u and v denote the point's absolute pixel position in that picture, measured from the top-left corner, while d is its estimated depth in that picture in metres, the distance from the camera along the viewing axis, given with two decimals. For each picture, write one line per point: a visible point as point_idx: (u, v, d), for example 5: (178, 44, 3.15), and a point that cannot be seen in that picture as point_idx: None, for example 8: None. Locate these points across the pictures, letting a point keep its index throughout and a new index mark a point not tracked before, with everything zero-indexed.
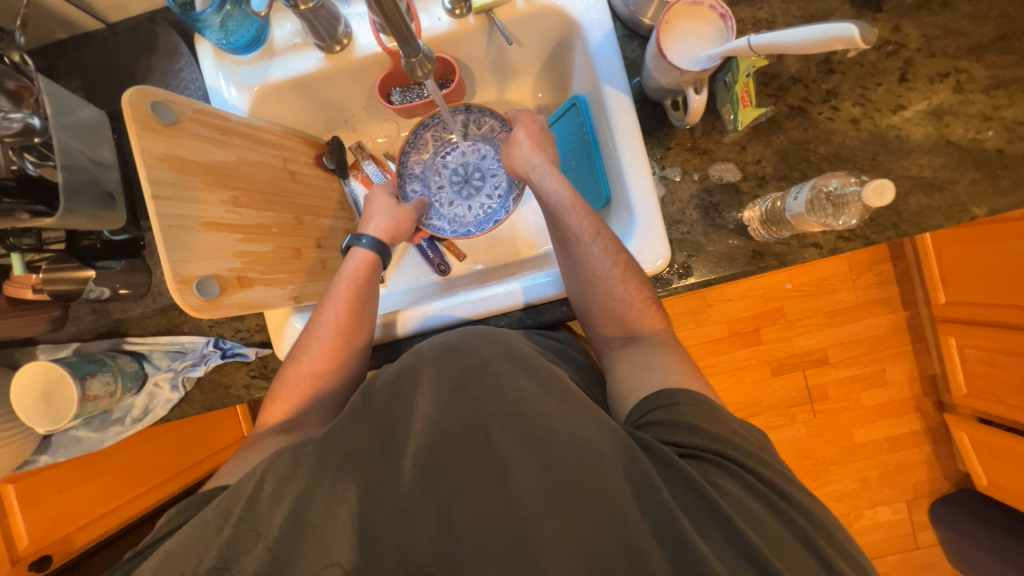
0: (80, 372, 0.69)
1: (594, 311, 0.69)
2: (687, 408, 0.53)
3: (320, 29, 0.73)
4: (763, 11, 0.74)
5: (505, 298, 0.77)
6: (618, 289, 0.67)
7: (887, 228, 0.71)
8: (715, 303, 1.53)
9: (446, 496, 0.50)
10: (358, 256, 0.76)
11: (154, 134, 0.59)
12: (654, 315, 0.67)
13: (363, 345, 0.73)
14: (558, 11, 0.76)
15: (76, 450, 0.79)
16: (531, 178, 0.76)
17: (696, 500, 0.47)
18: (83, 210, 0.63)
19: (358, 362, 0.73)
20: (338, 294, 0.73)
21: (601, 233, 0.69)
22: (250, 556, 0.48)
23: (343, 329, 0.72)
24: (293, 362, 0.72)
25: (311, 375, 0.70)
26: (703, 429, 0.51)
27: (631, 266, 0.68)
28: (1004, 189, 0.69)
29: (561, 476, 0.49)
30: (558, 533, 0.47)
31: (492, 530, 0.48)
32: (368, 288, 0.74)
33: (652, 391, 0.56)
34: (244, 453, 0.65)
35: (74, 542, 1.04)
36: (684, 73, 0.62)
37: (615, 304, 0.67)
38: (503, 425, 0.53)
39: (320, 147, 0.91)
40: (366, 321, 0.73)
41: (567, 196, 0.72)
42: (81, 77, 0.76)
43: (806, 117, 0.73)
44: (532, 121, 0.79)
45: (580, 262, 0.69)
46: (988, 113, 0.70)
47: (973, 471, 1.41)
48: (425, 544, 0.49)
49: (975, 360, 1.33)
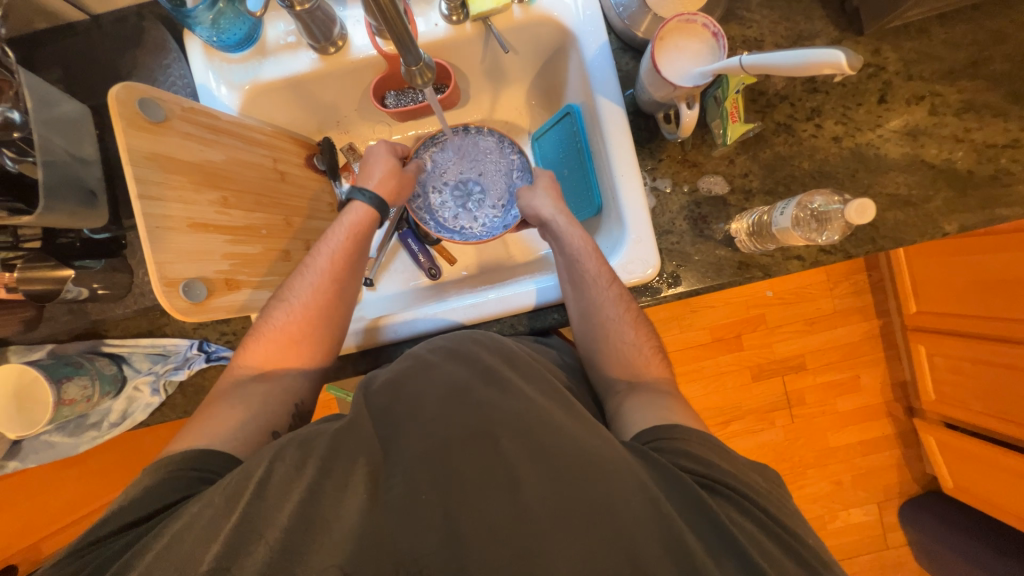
0: (56, 376, 0.67)
1: (604, 355, 0.70)
2: (699, 446, 0.55)
3: (315, 31, 0.72)
4: (752, 30, 0.77)
5: (499, 304, 0.77)
6: (628, 331, 0.70)
7: (865, 242, 0.73)
8: (698, 310, 1.56)
9: (454, 501, 0.50)
10: (358, 211, 0.77)
11: (141, 132, 0.57)
12: (659, 360, 0.70)
13: (349, 300, 0.74)
14: (554, 21, 0.77)
15: (50, 455, 0.76)
16: (551, 226, 0.77)
17: (709, 529, 0.48)
18: (64, 209, 0.62)
19: (339, 323, 0.73)
20: (335, 243, 0.74)
21: (616, 282, 0.72)
22: (255, 553, 0.47)
23: (336, 285, 0.72)
24: (276, 308, 0.70)
25: (292, 325, 0.69)
26: (714, 464, 0.53)
27: (640, 315, 0.71)
28: (974, 207, 0.73)
29: (569, 488, 0.50)
30: (567, 548, 0.46)
31: (498, 542, 0.48)
32: (364, 243, 0.76)
33: (661, 423, 0.59)
34: (219, 402, 0.64)
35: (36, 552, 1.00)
36: (677, 89, 0.63)
37: (626, 347, 0.69)
38: (511, 435, 0.54)
39: (310, 147, 0.89)
40: (356, 271, 0.75)
41: (584, 236, 0.75)
42: (61, 69, 0.74)
43: (791, 133, 0.75)
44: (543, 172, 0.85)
45: (599, 302, 0.70)
46: (959, 135, 0.73)
47: (940, 474, 1.48)
48: (432, 548, 0.48)
49: (944, 368, 1.39)
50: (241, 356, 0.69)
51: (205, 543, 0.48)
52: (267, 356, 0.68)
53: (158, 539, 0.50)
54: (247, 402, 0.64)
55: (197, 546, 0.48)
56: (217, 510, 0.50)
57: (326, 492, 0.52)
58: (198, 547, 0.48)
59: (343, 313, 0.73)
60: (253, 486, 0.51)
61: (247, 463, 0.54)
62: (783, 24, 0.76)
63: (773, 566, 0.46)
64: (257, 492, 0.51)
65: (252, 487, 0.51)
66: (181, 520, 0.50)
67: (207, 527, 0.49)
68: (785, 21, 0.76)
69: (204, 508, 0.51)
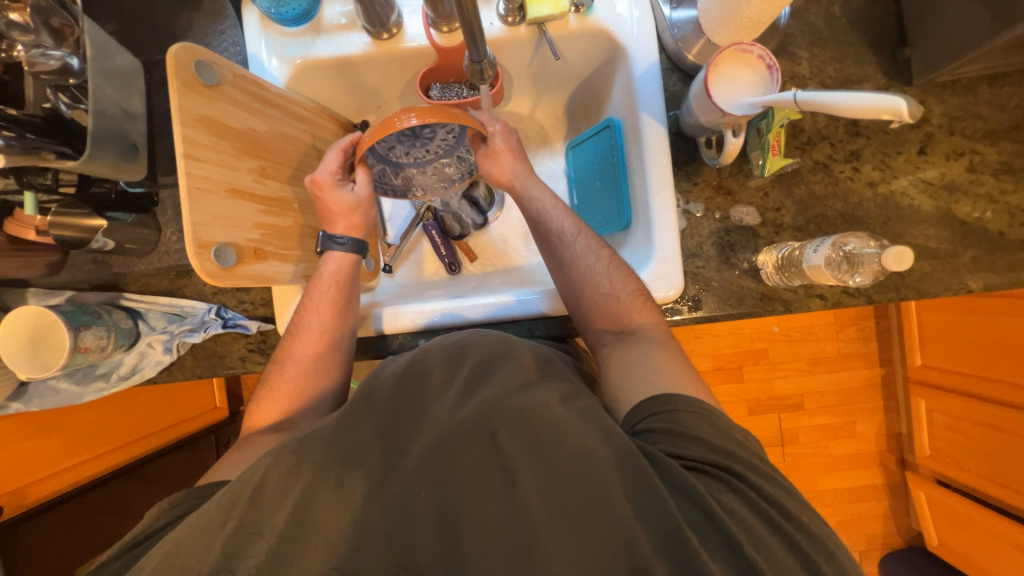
0: (74, 323, 0.67)
1: (587, 309, 0.71)
2: (686, 416, 0.55)
3: (373, 16, 0.73)
4: (802, 67, 0.77)
5: (493, 306, 0.78)
6: (605, 279, 0.70)
7: (890, 290, 0.74)
8: (703, 337, 1.56)
9: (452, 497, 0.51)
10: (337, 260, 0.74)
11: (194, 93, 0.58)
12: (643, 305, 0.69)
13: (347, 349, 0.73)
14: (607, 34, 0.77)
15: (53, 402, 0.76)
16: (517, 189, 0.76)
17: (703, 518, 0.48)
18: (107, 158, 0.62)
19: (343, 369, 0.73)
20: (318, 301, 0.72)
21: (584, 231, 0.74)
22: (253, 556, 0.48)
23: (329, 336, 0.71)
24: (276, 371, 0.71)
25: (296, 383, 0.70)
26: (703, 438, 0.53)
27: (614, 259, 0.72)
28: (1001, 267, 0.73)
29: (566, 486, 0.50)
30: (562, 542, 0.47)
31: (494, 540, 0.48)
32: (351, 288, 0.74)
33: (647, 397, 0.59)
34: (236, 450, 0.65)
35: (26, 496, 0.98)
36: (726, 116, 0.64)
37: (604, 294, 0.70)
38: (509, 429, 0.53)
39: (347, 128, 0.88)
40: (350, 319, 0.74)
41: (550, 201, 0.76)
42: (118, 22, 0.75)
43: (828, 173, 0.76)
44: (508, 133, 0.76)
45: (567, 259, 0.72)
46: (994, 196, 0.74)
47: (925, 530, 1.47)
48: (427, 549, 0.49)
49: (942, 425, 1.39)
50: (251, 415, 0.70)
51: (203, 549, 0.48)
52: (275, 412, 0.68)
53: (159, 547, 0.50)
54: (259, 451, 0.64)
55: (199, 547, 0.48)
56: (211, 519, 0.50)
57: (334, 474, 0.53)
58: (196, 555, 0.48)
59: (342, 363, 0.73)
60: (249, 493, 0.51)
61: (242, 475, 0.54)
62: (832, 65, 0.77)
63: (773, 567, 0.46)
64: (253, 499, 0.51)
65: (246, 496, 0.51)
66: (178, 533, 0.51)
67: (198, 541, 0.49)
68: (835, 62, 0.77)
69: (199, 519, 0.51)
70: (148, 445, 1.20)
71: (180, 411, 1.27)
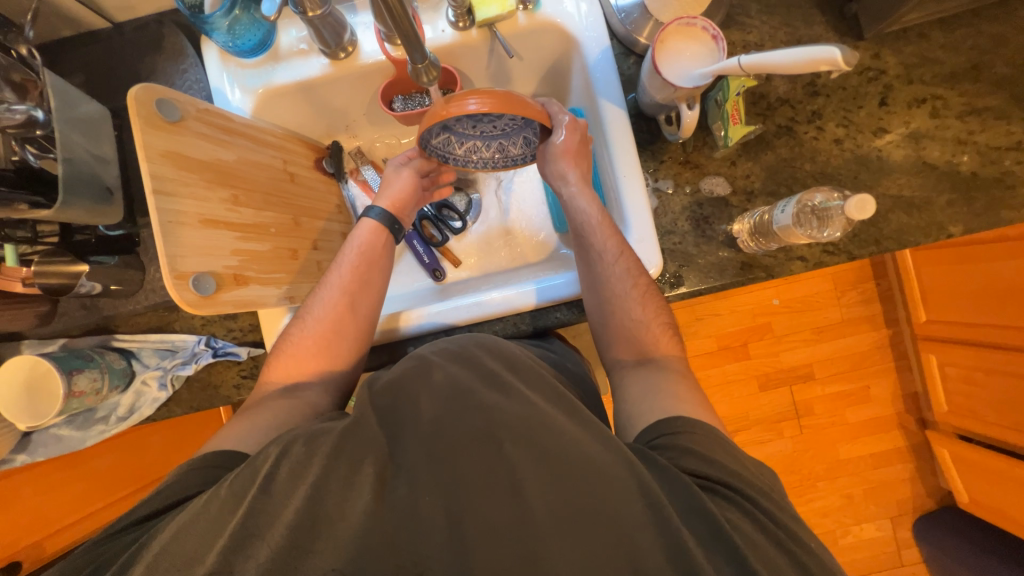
0: (67, 367, 0.68)
1: (613, 333, 0.71)
2: (703, 439, 0.54)
3: (327, 36, 0.75)
4: (752, 36, 0.78)
5: (506, 299, 0.77)
6: (638, 309, 0.70)
7: (869, 244, 0.74)
8: (704, 318, 1.55)
9: (457, 504, 0.50)
10: (365, 226, 0.78)
11: (158, 130, 0.59)
12: (669, 338, 0.69)
13: (367, 311, 0.74)
14: (557, 28, 0.79)
15: (57, 449, 0.77)
16: (562, 194, 0.74)
17: (711, 535, 0.47)
18: (80, 204, 0.64)
19: (358, 337, 0.74)
20: (343, 264, 0.75)
21: (626, 253, 0.71)
22: (255, 557, 0.47)
23: (351, 298, 0.73)
24: (294, 331, 0.73)
25: (313, 342, 0.71)
26: (720, 463, 0.52)
27: (651, 289, 0.70)
28: (978, 210, 0.72)
29: (571, 495, 0.49)
30: (569, 553, 0.46)
31: (502, 545, 0.47)
32: (375, 257, 0.77)
33: (663, 416, 0.58)
34: (247, 415, 0.66)
35: (45, 547, 1.01)
36: (678, 89, 0.65)
37: (634, 324, 0.70)
38: (514, 440, 0.53)
39: (319, 150, 0.91)
40: (372, 285, 0.75)
41: (595, 215, 0.73)
42: (84, 74, 0.77)
43: (793, 135, 0.76)
44: (574, 128, 0.72)
45: (603, 281, 0.71)
46: (962, 138, 0.73)
47: (955, 488, 1.44)
48: (439, 547, 0.48)
49: (956, 378, 1.37)
50: (268, 373, 0.72)
51: (209, 538, 0.48)
52: (290, 370, 0.70)
53: (168, 527, 0.51)
54: (269, 414, 0.66)
55: (201, 545, 0.48)
56: (223, 505, 0.51)
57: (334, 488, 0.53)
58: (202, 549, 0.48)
59: (360, 327, 0.74)
60: (260, 482, 0.52)
61: (256, 457, 0.55)
62: (783, 29, 0.78)
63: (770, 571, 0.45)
64: (263, 488, 0.51)
65: (258, 482, 0.52)
66: (188, 513, 0.51)
67: (209, 525, 0.49)
68: (785, 27, 0.78)
69: (210, 503, 0.51)
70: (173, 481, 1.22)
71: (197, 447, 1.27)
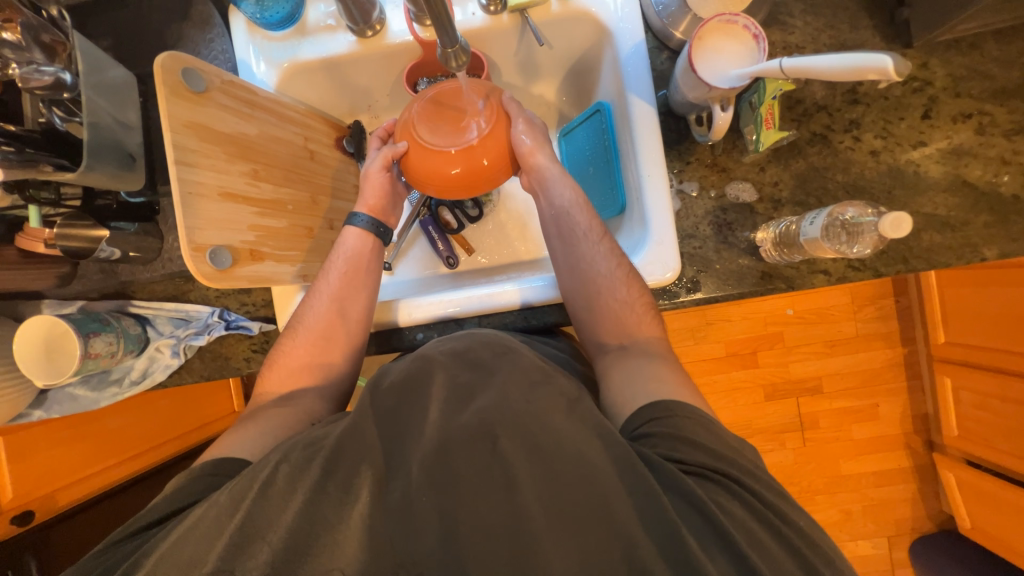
0: (85, 330, 0.70)
1: (594, 313, 0.71)
2: (686, 422, 0.54)
3: (355, 13, 0.73)
4: (794, 37, 0.75)
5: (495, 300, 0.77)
6: (619, 291, 0.70)
7: (896, 261, 0.71)
8: (715, 323, 1.53)
9: (453, 505, 0.50)
10: (351, 235, 0.77)
11: (182, 100, 0.59)
12: (651, 319, 0.68)
13: (359, 317, 0.75)
14: (590, 17, 0.77)
15: (71, 407, 0.79)
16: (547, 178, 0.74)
17: (704, 524, 0.47)
18: (104, 169, 0.64)
19: (347, 342, 0.74)
20: (332, 274, 0.74)
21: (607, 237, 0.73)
22: (256, 557, 0.48)
23: (341, 304, 0.73)
24: (287, 341, 0.73)
25: (308, 352, 0.72)
26: (704, 445, 0.52)
27: (634, 274, 0.70)
28: (1015, 233, 0.69)
29: (567, 496, 0.49)
30: (564, 550, 0.47)
31: (497, 545, 0.48)
32: (364, 264, 0.77)
33: (646, 401, 0.58)
34: (243, 424, 0.66)
35: (58, 500, 1.05)
36: (713, 89, 0.62)
37: (614, 304, 0.69)
38: (509, 434, 0.52)
39: (341, 129, 0.90)
40: (364, 289, 0.75)
41: (579, 200, 0.75)
42: (113, 38, 0.77)
43: (827, 144, 0.73)
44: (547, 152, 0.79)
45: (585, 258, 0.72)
46: (1007, 158, 0.70)
47: (957, 513, 1.42)
48: (430, 553, 0.49)
49: (970, 404, 1.33)
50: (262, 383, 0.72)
51: (208, 544, 0.49)
52: (286, 381, 0.70)
53: (169, 536, 0.51)
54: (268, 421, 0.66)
55: (204, 546, 0.49)
56: (221, 511, 0.51)
57: (337, 477, 0.53)
58: (203, 548, 0.49)
59: (353, 335, 0.74)
60: (257, 488, 0.52)
61: (254, 466, 0.55)
62: (827, 31, 0.74)
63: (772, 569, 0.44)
64: (261, 493, 0.51)
65: (253, 492, 0.52)
66: (187, 522, 0.52)
67: (210, 531, 0.50)
68: (830, 29, 0.74)
69: (208, 510, 0.52)
70: (177, 445, 1.25)
71: (204, 414, 1.30)
